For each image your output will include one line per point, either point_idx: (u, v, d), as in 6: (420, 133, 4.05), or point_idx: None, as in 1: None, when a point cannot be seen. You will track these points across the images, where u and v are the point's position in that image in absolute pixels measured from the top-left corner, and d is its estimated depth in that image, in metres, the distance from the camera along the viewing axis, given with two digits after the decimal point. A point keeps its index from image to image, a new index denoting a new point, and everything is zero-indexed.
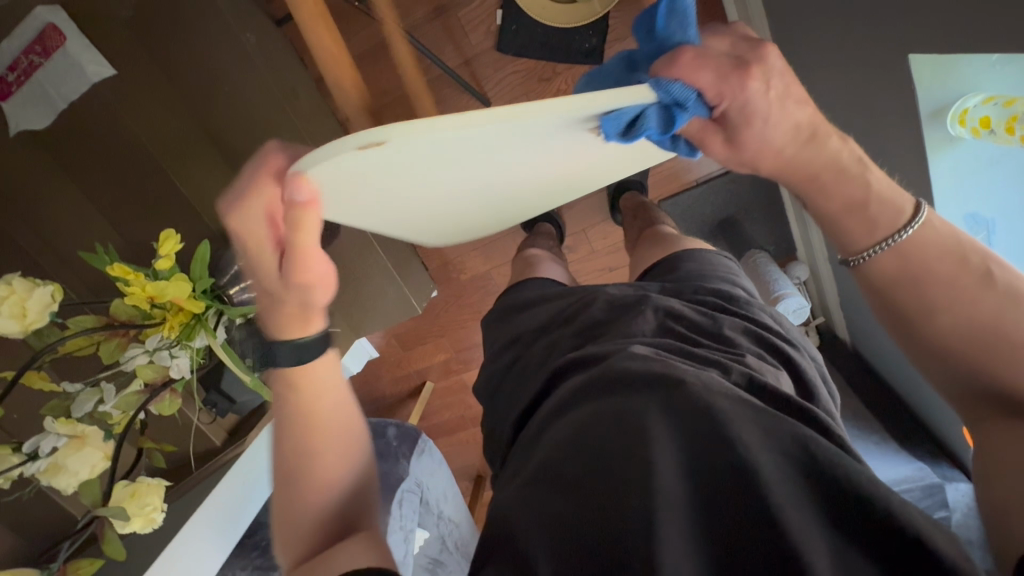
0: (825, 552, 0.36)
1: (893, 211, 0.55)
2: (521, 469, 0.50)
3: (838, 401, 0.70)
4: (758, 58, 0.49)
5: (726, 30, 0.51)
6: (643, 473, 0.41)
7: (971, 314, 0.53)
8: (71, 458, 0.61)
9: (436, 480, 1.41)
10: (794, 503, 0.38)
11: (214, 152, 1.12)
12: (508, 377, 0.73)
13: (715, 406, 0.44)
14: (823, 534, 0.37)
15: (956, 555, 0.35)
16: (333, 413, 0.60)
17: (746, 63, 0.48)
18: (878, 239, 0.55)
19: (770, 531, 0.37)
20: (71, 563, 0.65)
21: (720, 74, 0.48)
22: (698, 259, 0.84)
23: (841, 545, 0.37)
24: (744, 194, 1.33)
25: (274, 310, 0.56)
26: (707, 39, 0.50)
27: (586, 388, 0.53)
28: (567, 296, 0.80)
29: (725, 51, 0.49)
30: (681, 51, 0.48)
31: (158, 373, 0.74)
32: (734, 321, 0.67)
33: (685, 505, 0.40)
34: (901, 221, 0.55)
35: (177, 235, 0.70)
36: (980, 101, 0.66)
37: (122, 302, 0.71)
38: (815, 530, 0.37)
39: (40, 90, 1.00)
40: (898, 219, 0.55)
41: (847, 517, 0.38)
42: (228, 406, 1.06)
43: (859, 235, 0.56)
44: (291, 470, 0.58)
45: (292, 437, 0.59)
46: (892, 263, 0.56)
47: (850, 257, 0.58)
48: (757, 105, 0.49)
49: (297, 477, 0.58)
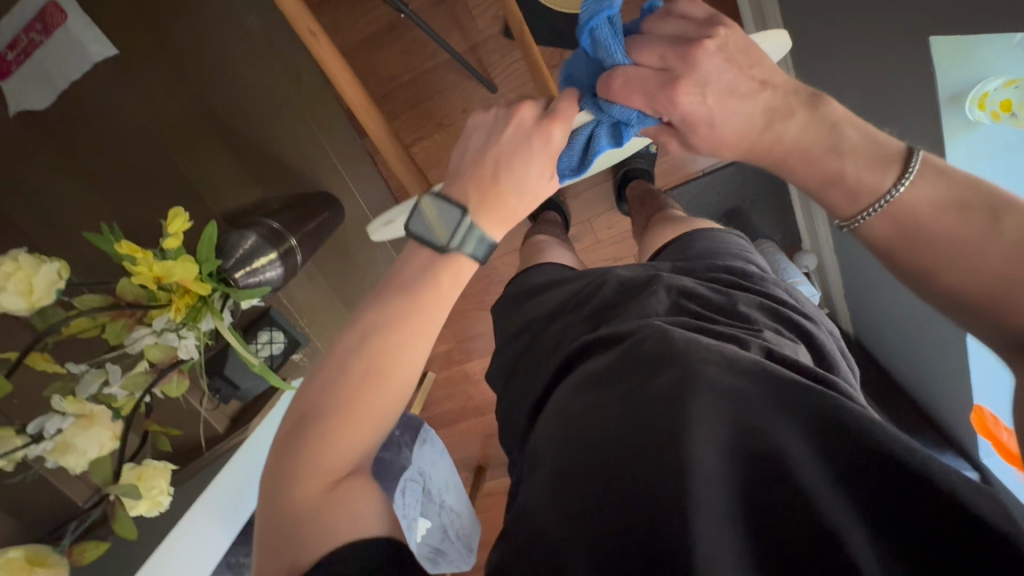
0: (861, 530, 0.35)
1: (878, 173, 0.52)
2: (540, 451, 0.50)
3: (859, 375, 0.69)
4: (687, 68, 0.50)
5: (674, 22, 0.53)
6: (667, 452, 0.40)
7: (980, 269, 0.49)
8: (79, 438, 0.60)
9: (438, 469, 1.40)
10: (825, 474, 0.38)
11: (216, 134, 1.10)
12: (520, 363, 0.72)
13: (736, 386, 0.44)
14: (858, 506, 0.36)
15: (998, 515, 0.34)
16: (393, 392, 0.53)
17: (675, 77, 0.51)
18: (864, 205, 0.53)
19: (802, 511, 0.36)
20: (77, 546, 0.64)
21: (650, 95, 0.53)
22: (710, 238, 0.83)
23: (879, 516, 0.36)
24: (749, 184, 1.32)
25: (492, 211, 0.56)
26: (640, 55, 0.53)
27: (605, 370, 0.53)
28: (579, 280, 0.79)
29: (656, 65, 0.53)
30: (610, 80, 0.54)
31: (165, 354, 0.72)
32: (750, 298, 0.66)
33: (713, 479, 0.39)
34: (888, 183, 0.52)
35: (185, 214, 0.69)
36: (1001, 85, 0.66)
37: (129, 282, 0.69)
38: (847, 498, 0.36)
39: (40, 69, 0.99)
40: (884, 181, 0.52)
41: (881, 481, 0.37)
42: (231, 392, 1.06)
43: (840, 202, 0.55)
44: None
45: (376, 349, 0.53)
46: (886, 228, 0.53)
47: (844, 221, 0.55)
48: (697, 114, 0.52)
49: None
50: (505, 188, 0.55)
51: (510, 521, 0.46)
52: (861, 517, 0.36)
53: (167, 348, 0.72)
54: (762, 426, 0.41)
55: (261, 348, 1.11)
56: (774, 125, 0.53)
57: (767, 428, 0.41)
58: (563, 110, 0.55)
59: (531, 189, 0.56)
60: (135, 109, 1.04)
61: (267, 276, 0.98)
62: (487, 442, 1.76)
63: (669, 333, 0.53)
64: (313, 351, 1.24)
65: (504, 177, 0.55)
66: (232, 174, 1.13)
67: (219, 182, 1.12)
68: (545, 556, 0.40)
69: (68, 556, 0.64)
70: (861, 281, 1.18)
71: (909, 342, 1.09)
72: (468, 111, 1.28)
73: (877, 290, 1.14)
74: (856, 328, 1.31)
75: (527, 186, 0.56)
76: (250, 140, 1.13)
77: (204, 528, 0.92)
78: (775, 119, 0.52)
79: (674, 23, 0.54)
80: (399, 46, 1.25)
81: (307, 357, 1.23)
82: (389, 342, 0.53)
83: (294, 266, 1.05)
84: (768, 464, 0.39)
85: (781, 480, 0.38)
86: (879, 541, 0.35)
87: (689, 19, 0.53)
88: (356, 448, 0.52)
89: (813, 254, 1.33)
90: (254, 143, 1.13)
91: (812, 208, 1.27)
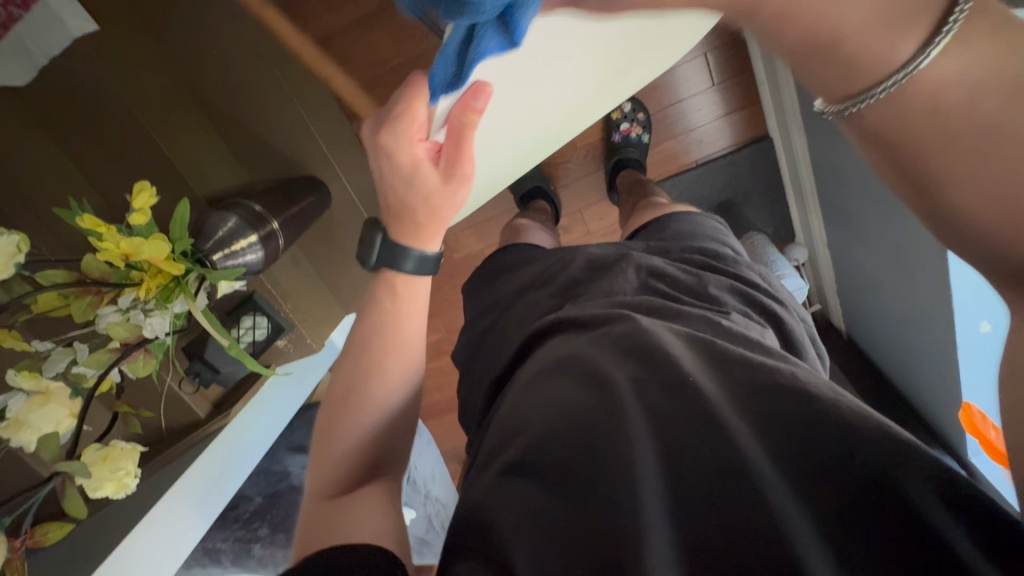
0: (817, 544, 0.35)
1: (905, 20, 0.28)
2: (499, 433, 0.49)
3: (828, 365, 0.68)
4: None
5: None
6: (629, 462, 0.40)
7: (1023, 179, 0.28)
8: (33, 415, 0.58)
9: (424, 459, 1.39)
10: (791, 489, 0.38)
11: (200, 115, 1.10)
12: (484, 343, 0.71)
13: (698, 384, 0.44)
14: (815, 516, 0.37)
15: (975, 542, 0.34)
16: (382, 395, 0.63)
17: None
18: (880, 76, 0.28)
19: (759, 524, 0.36)
20: (39, 527, 0.63)
21: None
22: (688, 220, 0.83)
23: (836, 527, 0.36)
24: (745, 176, 1.30)
25: (400, 220, 0.61)
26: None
27: (564, 359, 0.52)
28: (547, 259, 0.78)
29: None
30: None
31: (131, 333, 0.71)
32: (721, 280, 0.65)
33: (669, 492, 0.39)
34: (908, 48, 0.28)
35: (152, 189, 0.68)
36: None
37: (95, 259, 0.67)
38: (813, 516, 0.37)
39: (20, 46, 0.92)
40: (905, 43, 0.28)
41: (856, 504, 0.37)
42: (211, 376, 1.03)
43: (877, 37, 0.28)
44: (320, 435, 0.64)
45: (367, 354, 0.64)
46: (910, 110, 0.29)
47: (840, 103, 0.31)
48: None
49: (324, 437, 0.63)
50: (400, 208, 0.60)
51: (463, 502, 0.46)
52: (816, 527, 0.36)
53: (133, 326, 0.70)
54: (723, 431, 0.41)
55: (244, 333, 1.09)
56: None
57: (728, 432, 0.41)
58: (400, 110, 0.52)
59: (422, 200, 0.58)
60: (116, 87, 1.01)
61: (247, 259, 0.96)
62: None
63: (635, 326, 0.53)
64: (298, 339, 1.20)
65: (395, 196, 0.59)
66: (214, 156, 1.12)
67: (203, 163, 1.11)
68: (497, 560, 0.39)
69: (27, 538, 0.62)
70: (854, 276, 1.16)
71: (900, 339, 1.07)
72: None
73: (869, 286, 1.12)
74: (849, 325, 1.29)
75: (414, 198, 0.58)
76: (234, 122, 1.12)
77: (177, 511, 0.91)
78: None
79: None
80: (389, 29, 1.23)
81: (291, 343, 1.20)
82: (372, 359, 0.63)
83: (276, 251, 1.02)
84: (726, 472, 0.39)
85: (739, 490, 0.38)
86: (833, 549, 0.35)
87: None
88: (354, 436, 0.62)
89: (806, 247, 1.31)
90: (240, 124, 1.13)
91: (806, 201, 1.24)
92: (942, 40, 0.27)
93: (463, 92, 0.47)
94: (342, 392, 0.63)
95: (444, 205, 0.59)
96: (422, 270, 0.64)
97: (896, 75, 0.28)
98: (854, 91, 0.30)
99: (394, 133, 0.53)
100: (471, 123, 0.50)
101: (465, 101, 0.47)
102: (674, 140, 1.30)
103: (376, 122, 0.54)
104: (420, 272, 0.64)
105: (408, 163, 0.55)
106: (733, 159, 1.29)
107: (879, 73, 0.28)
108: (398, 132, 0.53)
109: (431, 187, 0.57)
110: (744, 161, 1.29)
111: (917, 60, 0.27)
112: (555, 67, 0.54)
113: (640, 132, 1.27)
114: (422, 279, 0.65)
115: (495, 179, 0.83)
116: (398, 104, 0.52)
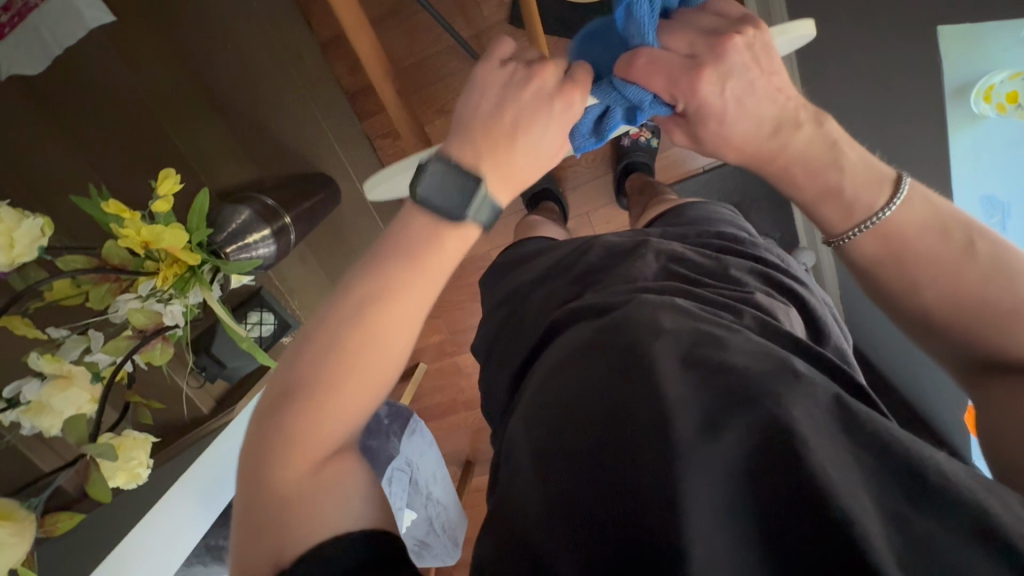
0: (871, 514, 0.34)
1: (872, 193, 0.53)
2: (526, 415, 0.49)
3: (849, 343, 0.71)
4: (714, 57, 0.48)
5: (684, 27, 0.51)
6: (663, 431, 0.39)
7: (958, 286, 0.51)
8: (55, 399, 0.58)
9: (426, 461, 1.38)
10: (839, 466, 0.36)
11: (214, 112, 1.07)
12: (503, 332, 0.72)
13: (729, 361, 0.43)
14: (863, 489, 0.36)
15: (1017, 523, 0.34)
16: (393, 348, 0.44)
17: (700, 64, 0.48)
18: (856, 222, 0.53)
19: (803, 496, 0.34)
20: (49, 516, 0.62)
21: (672, 78, 0.50)
22: (701, 209, 0.85)
23: (884, 498, 0.36)
24: (750, 183, 1.32)
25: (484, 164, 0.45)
26: (668, 39, 0.51)
27: (590, 340, 0.51)
28: (566, 247, 0.79)
29: (682, 52, 0.50)
30: (635, 57, 0.51)
31: (150, 320, 0.69)
32: (740, 263, 0.67)
33: (716, 466, 0.37)
34: (878, 203, 0.53)
35: (176, 176, 0.67)
36: (1005, 78, 0.72)
37: (116, 245, 0.67)
38: (861, 492, 0.35)
39: (34, 34, 0.93)
40: (877, 199, 0.53)
41: (899, 477, 0.36)
42: (218, 370, 1.01)
43: (835, 219, 0.55)
44: (295, 397, 0.43)
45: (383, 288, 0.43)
46: (874, 245, 0.54)
47: (831, 239, 0.56)
48: (711, 106, 0.49)
49: (300, 405, 0.43)
50: (495, 146, 0.46)
51: (498, 488, 0.46)
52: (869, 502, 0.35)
53: (152, 314, 0.70)
54: (760, 401, 0.40)
55: (250, 329, 1.07)
56: (782, 133, 0.52)
57: (765, 405, 0.39)
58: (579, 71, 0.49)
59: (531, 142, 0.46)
60: (131, 82, 1.00)
61: (260, 252, 0.95)
62: (476, 437, 1.74)
63: (657, 310, 0.52)
64: None
65: (512, 132, 0.46)
66: (228, 154, 1.10)
67: (214, 157, 1.09)
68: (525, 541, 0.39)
69: (39, 528, 0.61)
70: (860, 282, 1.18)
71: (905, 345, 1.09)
72: None
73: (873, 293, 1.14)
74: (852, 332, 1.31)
75: (547, 149, 0.47)
76: (248, 122, 1.10)
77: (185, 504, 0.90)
78: (777, 130, 0.52)
79: (706, 21, 0.51)
80: (402, 30, 1.21)
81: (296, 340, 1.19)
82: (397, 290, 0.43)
83: (288, 245, 1.02)
84: (767, 442, 0.37)
85: (780, 464, 0.36)
86: (885, 522, 0.34)
87: (723, 18, 0.51)
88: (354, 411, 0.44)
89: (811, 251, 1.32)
90: (255, 124, 1.10)
91: None
92: (897, 203, 0.52)
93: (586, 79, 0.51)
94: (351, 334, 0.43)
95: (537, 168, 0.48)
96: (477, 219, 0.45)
97: (860, 227, 0.53)
98: (838, 230, 0.55)
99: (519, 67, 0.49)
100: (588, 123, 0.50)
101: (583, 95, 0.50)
102: (679, 147, 1.33)
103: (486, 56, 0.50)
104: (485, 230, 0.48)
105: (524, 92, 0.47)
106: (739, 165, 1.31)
107: (847, 224, 0.54)
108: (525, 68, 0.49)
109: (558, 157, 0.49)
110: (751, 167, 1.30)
111: (882, 213, 0.53)
112: None
113: (649, 136, 1.30)
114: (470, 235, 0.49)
115: None
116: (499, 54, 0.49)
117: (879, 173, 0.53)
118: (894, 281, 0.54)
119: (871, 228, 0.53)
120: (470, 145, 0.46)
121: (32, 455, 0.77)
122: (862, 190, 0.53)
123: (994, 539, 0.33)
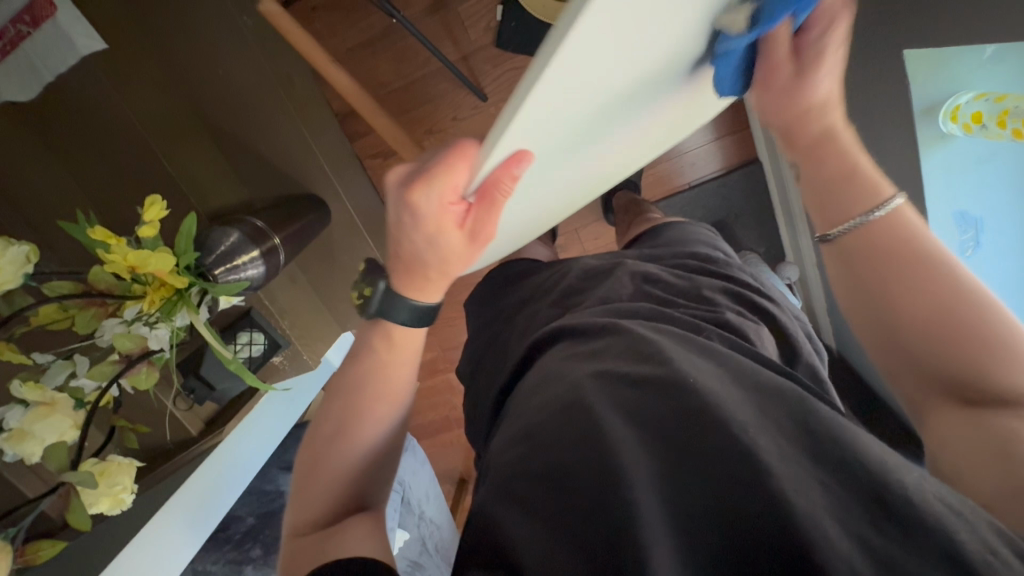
0: (836, 538, 0.35)
1: (870, 194, 0.52)
2: (500, 438, 0.49)
3: (826, 359, 0.72)
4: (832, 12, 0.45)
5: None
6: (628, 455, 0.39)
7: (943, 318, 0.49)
8: (37, 425, 0.58)
9: (417, 479, 1.37)
10: (802, 490, 0.37)
11: (203, 135, 1.08)
12: (489, 352, 0.73)
13: (697, 385, 0.44)
14: (829, 513, 0.36)
15: (974, 545, 0.34)
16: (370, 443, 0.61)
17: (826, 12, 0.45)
18: (855, 215, 0.52)
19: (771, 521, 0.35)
20: (30, 545, 0.61)
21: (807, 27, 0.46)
22: (679, 229, 0.87)
23: (850, 522, 0.36)
24: (735, 199, 1.34)
25: (415, 272, 0.57)
26: None
27: (564, 363, 0.53)
28: (546, 271, 0.80)
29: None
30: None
31: (136, 345, 0.69)
32: (713, 283, 0.68)
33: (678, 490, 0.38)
34: (866, 210, 0.52)
35: (163, 202, 0.68)
36: (971, 98, 0.75)
37: (102, 270, 0.68)
38: (824, 514, 0.36)
39: (26, 62, 0.93)
40: (862, 207, 0.52)
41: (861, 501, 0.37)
42: (206, 393, 1.00)
43: (833, 211, 0.53)
44: (302, 477, 0.61)
45: (346, 404, 0.61)
46: (868, 240, 0.52)
47: (824, 233, 0.54)
48: (794, 85, 0.48)
49: (300, 482, 0.61)
50: (411, 261, 0.56)
51: (476, 506, 0.45)
52: (838, 525, 0.35)
53: (138, 338, 0.70)
54: (725, 426, 0.40)
55: (240, 349, 1.05)
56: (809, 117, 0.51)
57: (731, 429, 0.40)
58: (433, 171, 0.48)
59: (439, 254, 0.54)
60: (123, 109, 1.02)
61: (249, 274, 0.95)
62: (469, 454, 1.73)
63: (630, 334, 0.53)
64: (295, 355, 1.19)
65: (409, 250, 0.55)
66: (218, 175, 1.11)
67: (205, 180, 1.10)
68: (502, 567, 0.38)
69: (21, 556, 0.60)
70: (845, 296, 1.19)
71: None
72: (458, 119, 1.28)
73: None
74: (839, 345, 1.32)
75: (432, 253, 0.54)
76: (241, 146, 1.11)
77: (170, 532, 0.88)
78: (806, 113, 0.50)
79: None
80: (390, 52, 1.24)
81: (287, 360, 1.19)
82: (360, 401, 0.61)
83: (277, 266, 1.02)
84: (733, 468, 0.38)
85: (748, 490, 0.37)
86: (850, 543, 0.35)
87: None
88: (324, 476, 0.59)
89: (797, 265, 1.32)
90: (243, 145, 1.12)
91: (795, 221, 1.27)
92: (886, 209, 0.51)
93: (504, 161, 0.45)
94: (331, 434, 0.61)
95: (458, 262, 0.56)
96: (417, 321, 0.60)
97: (856, 221, 0.52)
98: (826, 227, 0.54)
99: (395, 197, 0.51)
100: (505, 191, 0.48)
101: (506, 169, 0.46)
102: (668, 163, 1.34)
103: (384, 186, 0.52)
104: (416, 325, 0.60)
105: (430, 225, 0.51)
106: (727, 180, 1.33)
107: (847, 217, 0.52)
108: (398, 197, 0.51)
109: (453, 248, 0.53)
110: (735, 183, 1.32)
111: (875, 213, 0.51)
112: (610, 150, 0.63)
113: None
114: (418, 331, 0.62)
115: (562, 207, 0.85)
116: (391, 200, 0.52)
117: (873, 179, 0.52)
118: (876, 295, 0.52)
119: (858, 227, 0.52)
120: (398, 275, 0.58)
121: (15, 481, 0.77)
122: (867, 192, 0.52)
123: (950, 559, 0.33)
